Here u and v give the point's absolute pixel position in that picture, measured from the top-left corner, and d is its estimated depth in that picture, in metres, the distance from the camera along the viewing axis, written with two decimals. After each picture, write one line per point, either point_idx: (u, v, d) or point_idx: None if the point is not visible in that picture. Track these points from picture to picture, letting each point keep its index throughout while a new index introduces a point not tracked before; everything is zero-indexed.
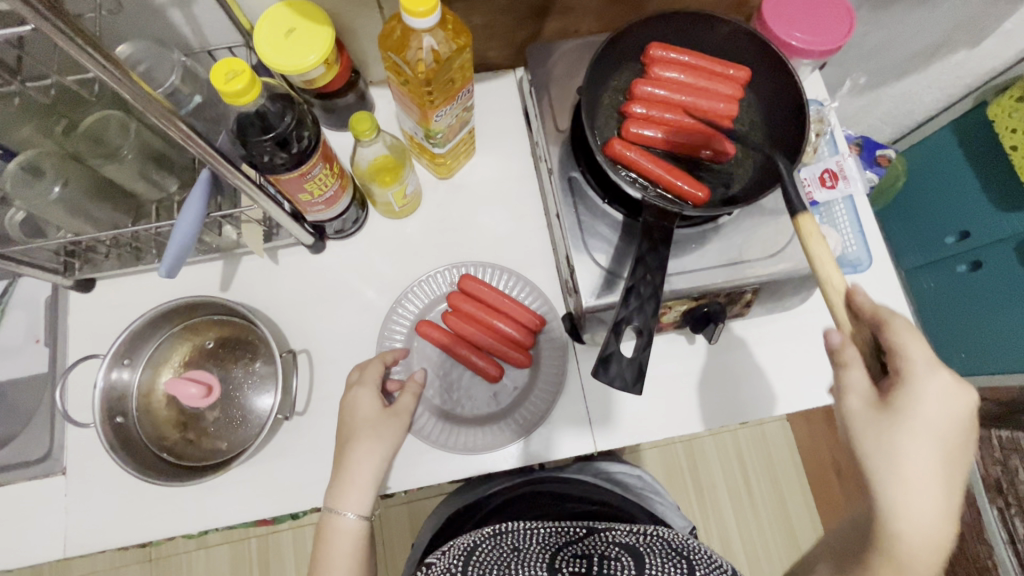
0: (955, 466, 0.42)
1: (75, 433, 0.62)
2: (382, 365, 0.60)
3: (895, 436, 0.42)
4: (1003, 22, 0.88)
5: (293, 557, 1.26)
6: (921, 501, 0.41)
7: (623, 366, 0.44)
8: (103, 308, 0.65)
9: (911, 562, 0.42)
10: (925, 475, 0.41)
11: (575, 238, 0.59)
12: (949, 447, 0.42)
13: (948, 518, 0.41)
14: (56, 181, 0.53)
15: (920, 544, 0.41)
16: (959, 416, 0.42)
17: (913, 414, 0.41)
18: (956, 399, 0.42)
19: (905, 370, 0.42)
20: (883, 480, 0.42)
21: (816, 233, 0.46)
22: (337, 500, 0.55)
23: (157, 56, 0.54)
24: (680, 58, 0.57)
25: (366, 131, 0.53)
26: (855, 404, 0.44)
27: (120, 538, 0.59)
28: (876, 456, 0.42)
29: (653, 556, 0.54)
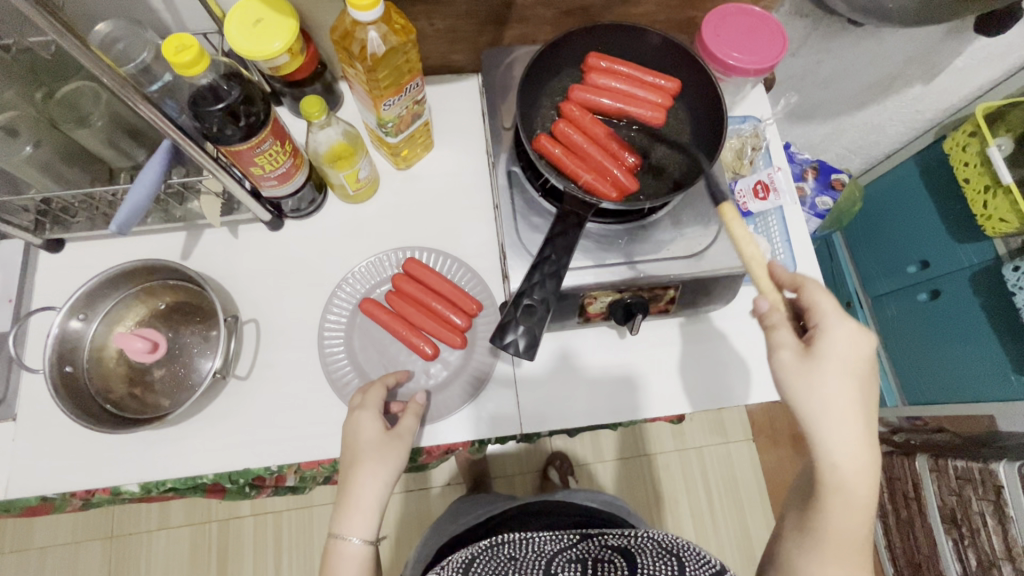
0: (868, 397, 0.48)
1: (29, 380, 0.65)
2: (385, 388, 0.62)
3: (820, 381, 0.47)
4: (954, 59, 0.92)
5: (253, 544, 1.27)
6: (846, 436, 0.47)
7: (518, 334, 0.52)
8: (69, 268, 0.69)
9: (849, 491, 0.48)
10: (847, 410, 0.47)
11: (509, 225, 0.63)
12: (861, 382, 0.48)
13: (867, 441, 0.48)
14: (29, 142, 0.59)
15: (851, 477, 0.47)
16: (867, 355, 0.48)
17: (831, 357, 0.48)
18: (859, 340, 0.48)
19: (819, 319, 0.49)
20: (815, 420, 0.47)
21: (736, 218, 0.52)
22: (342, 526, 0.56)
23: (133, 35, 0.59)
24: (614, 67, 0.62)
25: (315, 114, 0.58)
26: (786, 359, 0.49)
27: (61, 484, 0.62)
28: (806, 404, 0.48)
29: (644, 555, 0.56)
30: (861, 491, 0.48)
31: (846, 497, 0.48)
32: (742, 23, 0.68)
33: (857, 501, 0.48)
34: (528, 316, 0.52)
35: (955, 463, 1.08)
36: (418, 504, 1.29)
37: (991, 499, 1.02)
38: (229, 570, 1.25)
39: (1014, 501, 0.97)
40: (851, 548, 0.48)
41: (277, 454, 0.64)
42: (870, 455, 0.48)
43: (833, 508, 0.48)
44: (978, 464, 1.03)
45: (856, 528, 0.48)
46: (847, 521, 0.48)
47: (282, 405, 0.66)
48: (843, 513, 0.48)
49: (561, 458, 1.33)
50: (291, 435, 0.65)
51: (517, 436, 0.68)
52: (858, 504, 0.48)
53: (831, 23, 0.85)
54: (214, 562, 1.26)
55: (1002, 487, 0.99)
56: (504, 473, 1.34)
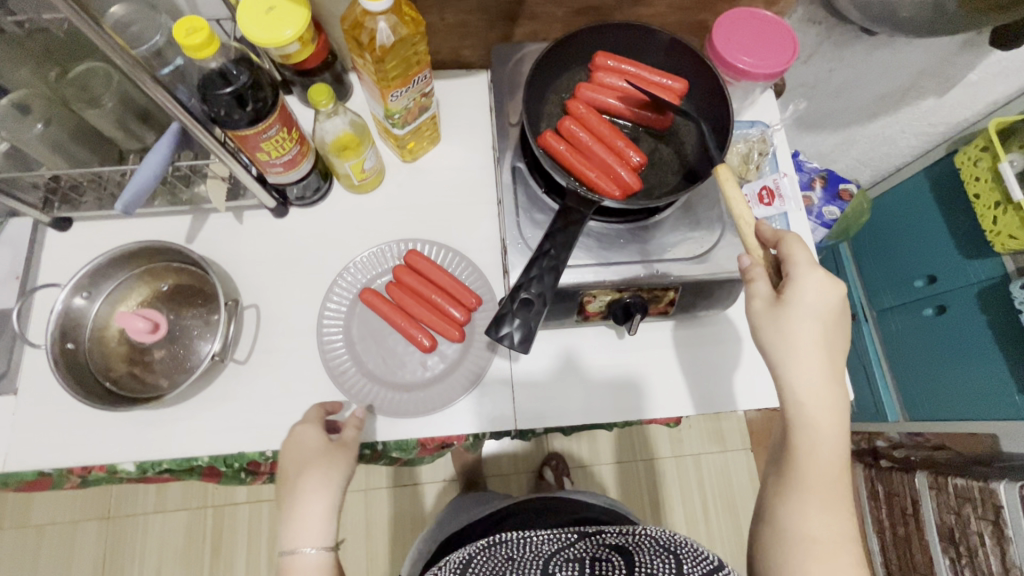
0: (835, 340, 0.51)
1: (31, 356, 0.66)
2: (323, 411, 0.63)
3: (786, 320, 0.50)
4: (968, 73, 0.92)
5: (247, 530, 1.28)
6: (810, 372, 0.49)
7: (513, 325, 0.52)
8: (76, 247, 0.70)
9: (817, 427, 0.49)
10: (811, 346, 0.49)
11: (511, 220, 0.63)
12: (828, 324, 0.50)
13: (832, 379, 0.50)
14: (40, 120, 0.60)
15: (818, 414, 0.49)
16: (837, 301, 0.50)
17: (799, 300, 0.50)
18: (831, 288, 0.50)
19: (794, 266, 0.51)
20: (783, 357, 0.50)
21: (730, 178, 0.53)
22: (292, 541, 0.55)
23: (146, 18, 0.60)
24: (621, 67, 0.62)
25: (322, 101, 0.59)
26: (758, 307, 0.52)
27: (59, 459, 0.63)
28: (772, 343, 0.51)
29: (642, 554, 0.55)
30: (827, 427, 0.49)
31: (816, 436, 0.49)
32: (752, 28, 0.68)
33: (828, 439, 0.49)
34: (525, 309, 0.53)
35: (955, 481, 1.07)
36: (412, 499, 1.30)
37: (990, 519, 1.01)
38: (222, 556, 1.26)
39: (1013, 521, 0.96)
40: (826, 490, 0.49)
41: (272, 439, 0.64)
42: (837, 395, 0.50)
43: (804, 445, 0.49)
44: (978, 482, 1.02)
45: (830, 469, 0.49)
46: (820, 460, 0.49)
47: (279, 391, 0.66)
48: (815, 450, 0.49)
49: (558, 459, 1.33)
50: (286, 421, 0.65)
51: (512, 433, 0.68)
52: (829, 443, 0.49)
53: (844, 31, 0.85)
54: (208, 548, 1.27)
55: (1001, 507, 0.98)
56: (499, 472, 1.34)
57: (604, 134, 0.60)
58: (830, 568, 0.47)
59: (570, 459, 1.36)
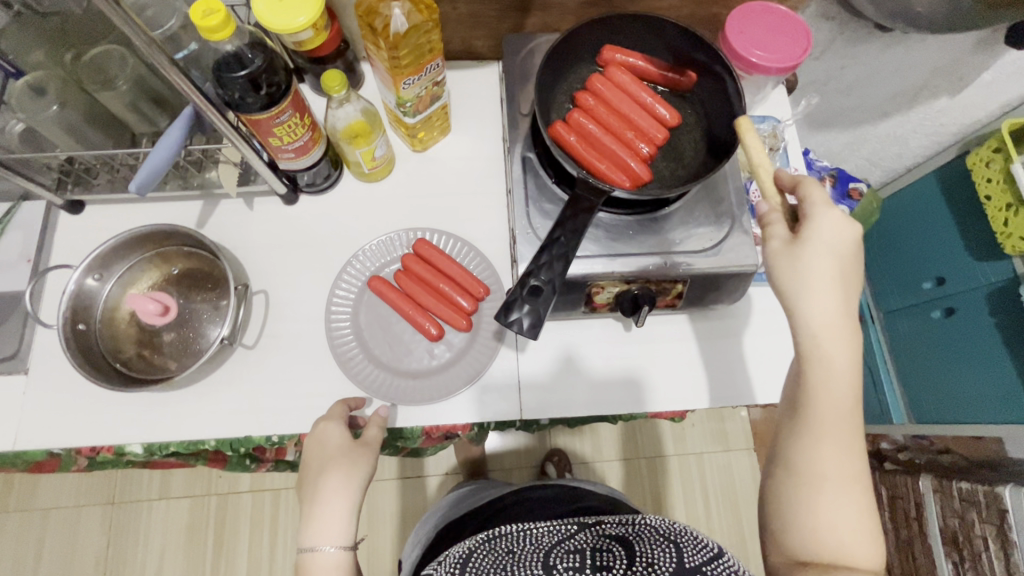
0: (850, 274, 0.49)
1: (43, 336, 0.67)
2: (345, 407, 0.63)
3: (804, 261, 0.48)
4: (982, 72, 0.91)
5: (249, 519, 1.29)
6: (825, 307, 0.48)
7: (524, 313, 0.52)
8: (88, 230, 0.71)
9: (830, 364, 0.48)
10: (827, 282, 0.48)
11: (520, 210, 0.63)
12: (843, 260, 0.49)
13: (845, 314, 0.49)
14: (55, 101, 0.60)
15: (832, 351, 0.48)
16: (853, 238, 0.49)
17: (815, 240, 0.49)
18: (850, 229, 0.49)
19: (811, 206, 0.50)
20: (794, 292, 0.49)
21: (751, 130, 0.53)
22: (313, 538, 0.55)
23: (162, 3, 0.60)
24: (629, 61, 0.63)
25: (336, 87, 0.59)
26: (775, 248, 0.51)
27: (68, 439, 0.63)
28: (787, 281, 0.49)
29: (642, 543, 0.56)
30: (840, 366, 0.48)
31: (828, 373, 0.48)
32: (765, 20, 0.68)
33: (842, 378, 0.48)
34: (535, 297, 0.53)
35: (959, 485, 1.06)
36: (414, 491, 1.30)
37: (994, 523, 1.00)
38: (225, 543, 1.27)
39: (1017, 525, 0.95)
40: (838, 426, 0.48)
41: (279, 424, 0.65)
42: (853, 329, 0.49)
43: (820, 385, 0.48)
44: (983, 487, 1.02)
45: (844, 405, 0.48)
46: (834, 401, 0.48)
47: (285, 377, 0.66)
48: (833, 391, 0.48)
49: (560, 455, 1.32)
50: (294, 406, 0.65)
51: (515, 423, 0.68)
52: (843, 381, 0.48)
53: (856, 27, 0.84)
54: (211, 535, 1.27)
55: (1006, 511, 0.97)
56: (502, 466, 1.34)
57: (611, 125, 0.60)
58: (842, 501, 0.48)
59: (572, 453, 1.36)
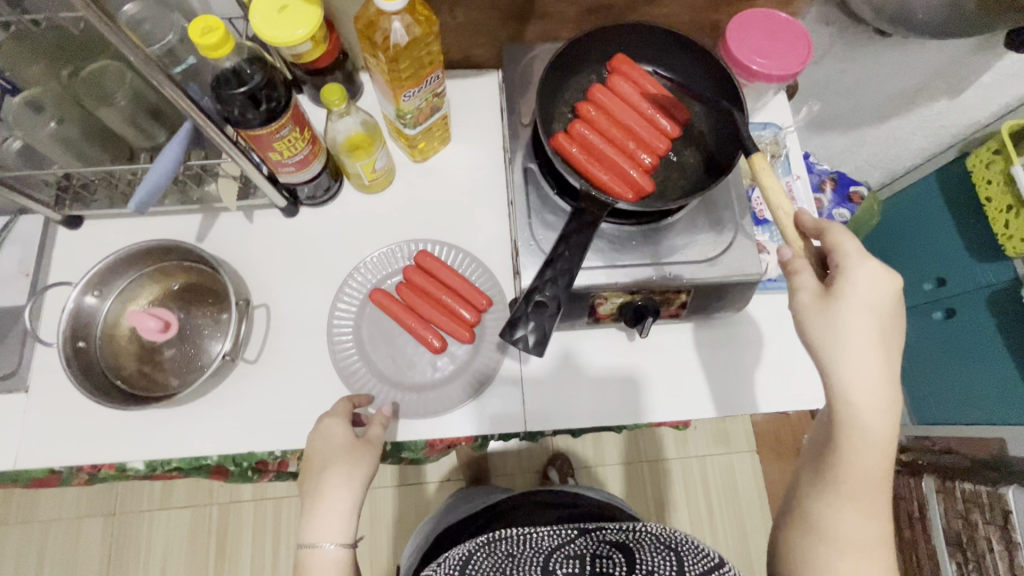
0: (889, 337, 0.48)
1: (42, 353, 0.66)
2: (350, 404, 0.62)
3: (840, 320, 0.48)
4: (981, 74, 0.91)
5: (251, 529, 1.28)
6: (861, 373, 0.47)
7: (528, 329, 0.52)
8: (87, 245, 0.70)
9: (863, 432, 0.48)
10: (864, 348, 0.47)
11: (523, 222, 0.62)
12: (882, 323, 0.48)
13: (885, 381, 0.48)
14: (54, 118, 0.60)
15: (866, 419, 0.47)
16: (891, 297, 0.48)
17: (853, 299, 0.48)
18: (888, 283, 0.48)
19: (846, 261, 0.49)
20: (831, 354, 0.48)
21: (767, 170, 0.52)
22: (313, 534, 0.55)
23: (158, 15, 0.60)
24: (633, 76, 0.62)
25: (335, 101, 0.58)
26: (805, 300, 0.50)
27: (69, 457, 0.63)
28: (823, 339, 0.49)
29: (642, 551, 0.55)
30: (875, 433, 0.48)
31: (862, 440, 0.48)
32: (766, 28, 0.67)
33: (876, 447, 0.48)
34: (540, 312, 0.53)
35: (963, 486, 1.06)
36: (417, 498, 1.29)
37: (998, 524, 1.00)
38: (227, 552, 1.26)
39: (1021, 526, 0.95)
40: (862, 493, 0.49)
41: (281, 439, 0.64)
42: (892, 394, 0.48)
43: (850, 450, 0.48)
44: (987, 487, 1.02)
45: (874, 472, 0.48)
46: (864, 468, 0.48)
47: (287, 391, 0.66)
48: (864, 460, 0.48)
49: (563, 460, 1.32)
50: (296, 421, 0.65)
51: (520, 434, 0.68)
52: (877, 449, 0.48)
53: (856, 32, 0.84)
54: (212, 545, 1.27)
55: (1010, 512, 0.97)
56: (505, 471, 1.34)
57: (610, 138, 0.60)
58: (861, 564, 0.49)
59: (575, 458, 1.36)
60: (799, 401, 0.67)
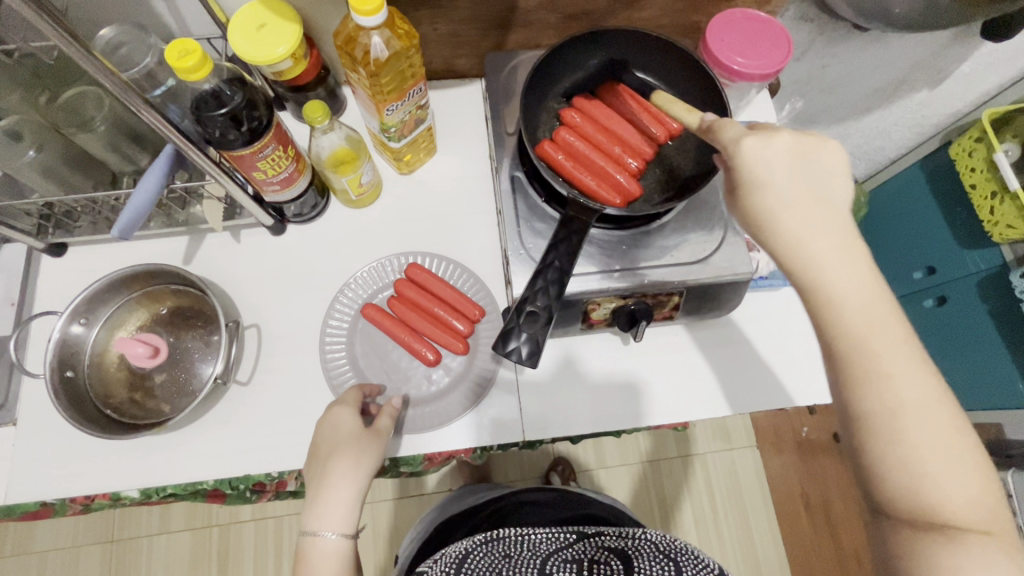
0: (807, 191, 0.45)
1: (30, 385, 0.65)
2: (360, 393, 0.62)
3: (752, 207, 0.46)
4: (959, 64, 0.92)
5: (253, 548, 1.27)
6: (800, 238, 0.44)
7: (521, 339, 0.52)
8: (72, 273, 0.69)
9: (834, 299, 0.43)
10: (783, 215, 0.44)
11: (512, 231, 0.62)
12: (792, 183, 0.45)
13: (823, 233, 0.44)
14: (32, 146, 0.59)
15: (831, 277, 0.43)
16: (789, 152, 0.45)
17: (754, 176, 0.45)
18: (779, 147, 0.45)
19: (722, 142, 0.47)
20: (762, 239, 0.46)
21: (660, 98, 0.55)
22: (316, 522, 0.55)
23: (137, 40, 0.59)
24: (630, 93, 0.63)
25: (318, 118, 0.58)
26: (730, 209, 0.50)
27: (59, 489, 0.62)
28: (752, 231, 0.47)
29: (640, 559, 0.55)
30: (841, 292, 0.43)
31: (834, 308, 0.43)
32: (746, 29, 0.68)
33: (851, 303, 0.42)
34: (532, 322, 0.53)
35: None
36: (419, 510, 1.28)
37: None
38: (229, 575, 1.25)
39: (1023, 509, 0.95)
40: (883, 362, 0.41)
41: (277, 461, 0.63)
42: (845, 239, 0.44)
43: (837, 318, 0.43)
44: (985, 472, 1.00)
45: (872, 334, 0.42)
46: (861, 333, 0.42)
47: (282, 411, 0.65)
48: (860, 319, 0.42)
49: (564, 465, 1.31)
50: (292, 442, 0.64)
51: (519, 444, 0.67)
52: (859, 302, 0.42)
53: (835, 28, 0.84)
54: (214, 567, 1.25)
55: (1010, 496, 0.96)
56: (506, 478, 1.32)
57: (595, 145, 0.60)
58: (930, 441, 0.40)
59: (576, 462, 1.35)
60: (798, 398, 0.67)
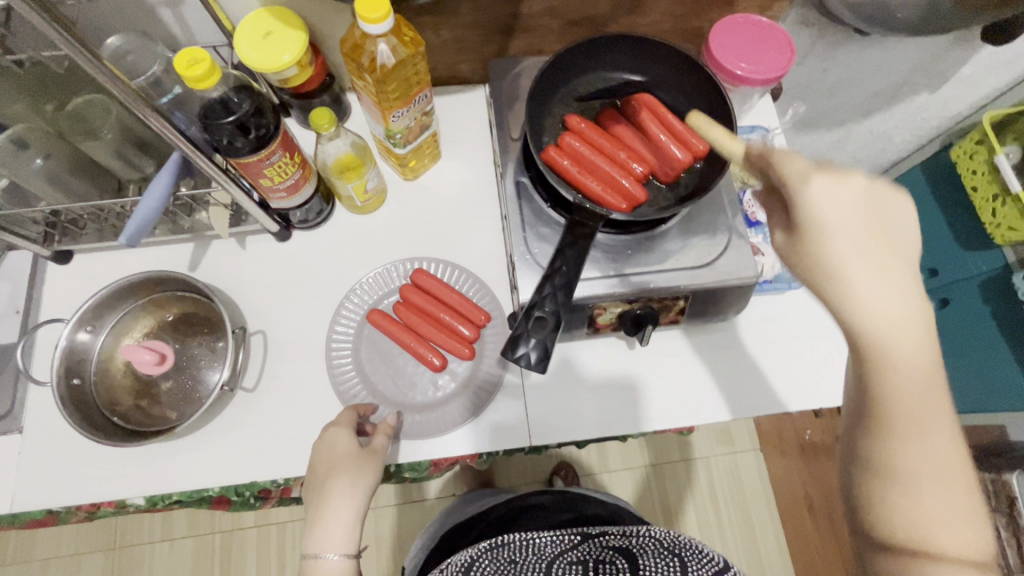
0: (876, 240, 0.39)
1: (36, 393, 0.65)
2: (356, 413, 0.62)
3: (811, 250, 0.40)
4: (959, 67, 0.92)
5: (256, 555, 1.26)
6: (865, 287, 0.38)
7: (528, 346, 0.52)
8: (78, 280, 0.69)
9: (888, 359, 0.38)
10: (845, 264, 0.39)
11: (517, 237, 0.62)
12: (859, 231, 0.39)
13: (893, 286, 0.38)
14: (39, 154, 0.60)
15: (896, 334, 0.38)
16: (858, 197, 0.39)
17: (817, 219, 0.39)
18: (850, 188, 0.39)
19: (785, 177, 0.41)
20: (820, 282, 0.40)
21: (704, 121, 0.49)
22: (317, 544, 0.55)
23: (143, 48, 0.60)
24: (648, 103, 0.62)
25: (325, 125, 0.58)
26: (779, 242, 0.44)
27: (65, 497, 0.62)
28: (806, 273, 0.41)
29: (645, 556, 0.55)
30: (899, 352, 0.38)
31: (889, 365, 0.38)
32: (748, 34, 0.68)
33: (908, 364, 0.38)
34: (540, 327, 0.53)
35: None
36: (423, 516, 1.27)
37: (1004, 511, 0.96)
38: None
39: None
40: (920, 426, 0.38)
41: (283, 468, 0.63)
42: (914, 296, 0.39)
43: (890, 377, 0.38)
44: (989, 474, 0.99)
45: (922, 396, 0.38)
46: (911, 395, 0.38)
47: (288, 418, 0.65)
48: (912, 383, 0.38)
49: (568, 469, 1.31)
50: (298, 448, 0.64)
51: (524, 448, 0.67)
52: (917, 363, 0.38)
53: (836, 32, 0.84)
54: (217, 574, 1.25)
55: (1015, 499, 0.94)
56: (510, 483, 1.32)
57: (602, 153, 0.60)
58: (945, 506, 0.38)
59: (579, 466, 1.35)
60: (804, 400, 0.67)
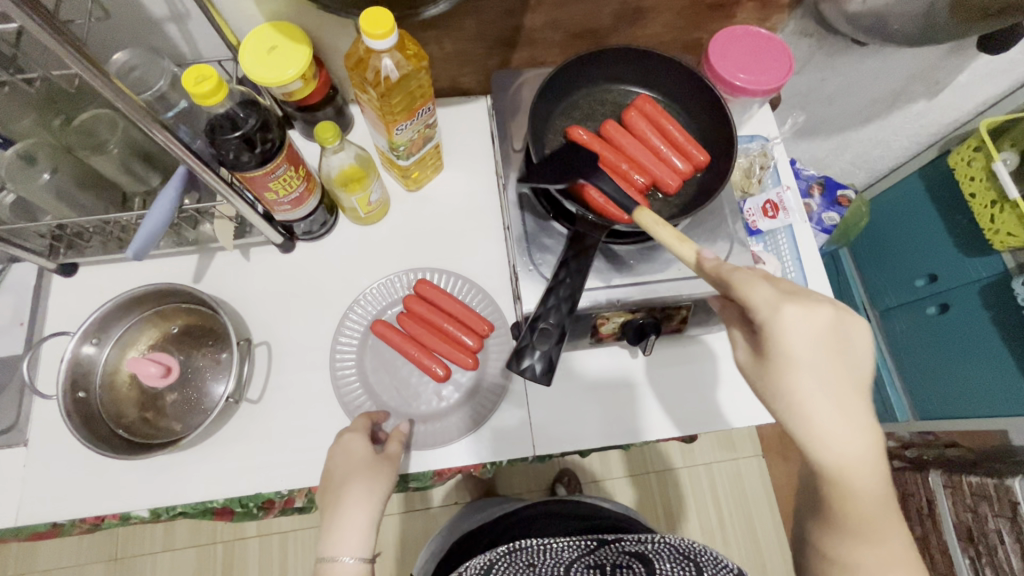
0: (838, 373, 0.44)
1: (40, 406, 0.65)
2: (370, 421, 0.62)
3: (782, 381, 0.45)
4: (957, 75, 0.93)
5: (258, 565, 1.26)
6: (827, 420, 0.44)
7: (534, 358, 0.52)
8: (83, 292, 0.70)
9: (850, 476, 0.44)
10: (815, 398, 0.44)
11: (521, 249, 0.63)
12: (824, 366, 0.44)
13: (851, 412, 0.44)
14: (47, 169, 0.60)
15: (854, 458, 0.44)
16: (826, 329, 0.44)
17: (781, 353, 0.45)
18: (818, 322, 0.44)
19: (757, 311, 0.46)
20: (784, 409, 0.46)
21: (654, 222, 0.52)
22: (333, 546, 0.52)
23: (149, 63, 0.60)
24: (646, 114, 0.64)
25: (329, 138, 0.58)
26: (744, 359, 0.51)
27: (70, 509, 0.62)
28: (774, 401, 0.46)
29: (660, 561, 0.54)
30: (857, 469, 0.44)
31: (851, 480, 0.44)
32: (748, 45, 0.69)
33: (866, 475, 0.44)
34: (545, 339, 0.53)
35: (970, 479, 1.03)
36: (425, 525, 1.27)
37: (1007, 515, 0.96)
38: None
39: None
40: (877, 521, 0.45)
41: (288, 479, 0.63)
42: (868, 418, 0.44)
43: (853, 490, 0.44)
44: (993, 480, 0.98)
45: (877, 496, 0.44)
46: (868, 495, 0.44)
47: (292, 429, 0.65)
48: (868, 488, 0.44)
49: (570, 477, 1.30)
50: (303, 459, 0.64)
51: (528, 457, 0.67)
52: (872, 474, 0.44)
53: (834, 42, 0.85)
54: None
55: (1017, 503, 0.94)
56: (512, 491, 1.32)
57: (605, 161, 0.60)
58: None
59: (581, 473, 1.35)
60: None
